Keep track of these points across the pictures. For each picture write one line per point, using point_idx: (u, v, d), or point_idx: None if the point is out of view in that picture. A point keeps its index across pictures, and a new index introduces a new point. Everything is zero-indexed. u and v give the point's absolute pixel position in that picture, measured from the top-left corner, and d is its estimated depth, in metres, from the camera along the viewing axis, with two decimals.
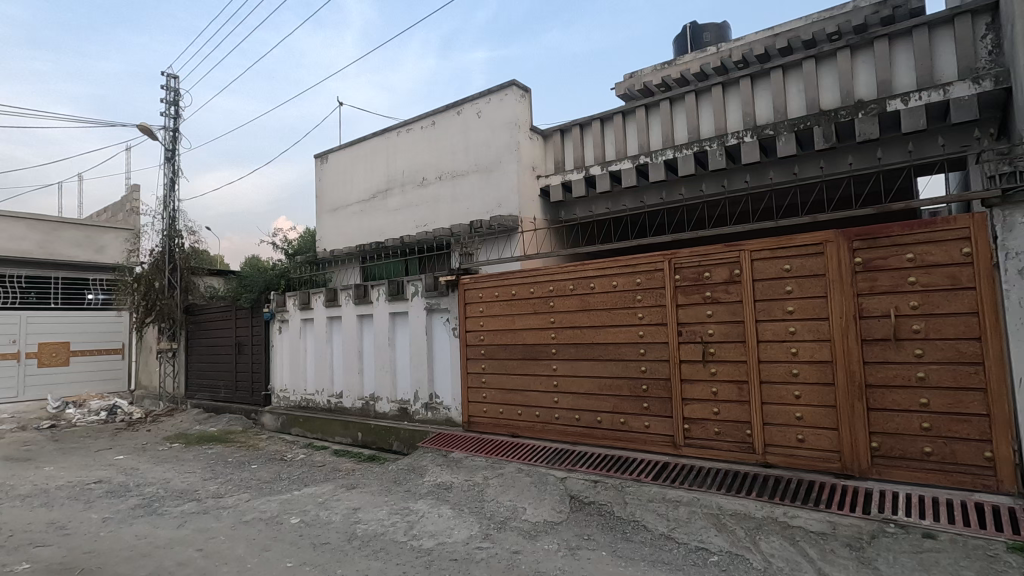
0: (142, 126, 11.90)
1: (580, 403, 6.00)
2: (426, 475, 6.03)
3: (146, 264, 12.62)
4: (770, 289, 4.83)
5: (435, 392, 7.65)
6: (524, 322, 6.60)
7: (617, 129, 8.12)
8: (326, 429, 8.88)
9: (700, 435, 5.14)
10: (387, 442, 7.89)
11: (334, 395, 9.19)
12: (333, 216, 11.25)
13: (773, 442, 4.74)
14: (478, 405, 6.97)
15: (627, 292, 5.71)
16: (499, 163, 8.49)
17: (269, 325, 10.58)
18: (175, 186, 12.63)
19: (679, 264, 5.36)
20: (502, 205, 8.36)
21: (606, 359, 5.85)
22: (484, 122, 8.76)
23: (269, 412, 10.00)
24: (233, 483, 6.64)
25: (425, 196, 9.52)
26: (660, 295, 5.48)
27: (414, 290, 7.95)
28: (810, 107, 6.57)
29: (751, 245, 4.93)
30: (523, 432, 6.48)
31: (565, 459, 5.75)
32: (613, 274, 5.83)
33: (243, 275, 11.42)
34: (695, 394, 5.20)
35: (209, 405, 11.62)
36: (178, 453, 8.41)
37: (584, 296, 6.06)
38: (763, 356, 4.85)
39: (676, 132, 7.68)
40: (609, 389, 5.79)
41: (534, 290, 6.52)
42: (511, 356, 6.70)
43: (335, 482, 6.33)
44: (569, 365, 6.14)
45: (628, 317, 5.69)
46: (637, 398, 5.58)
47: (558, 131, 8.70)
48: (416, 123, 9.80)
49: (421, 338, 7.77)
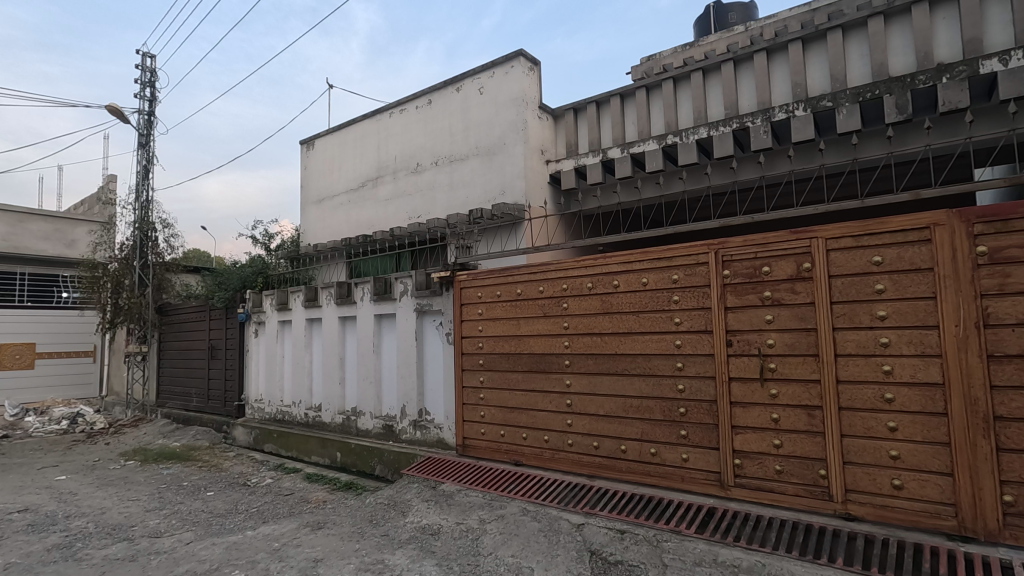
0: (111, 109, 10.85)
1: (599, 428, 4.90)
2: (409, 515, 4.89)
3: (115, 259, 11.51)
4: (853, 287, 3.73)
5: (425, 409, 6.53)
6: (530, 328, 5.50)
7: (639, 106, 7.06)
8: (302, 447, 7.78)
9: (755, 474, 4.04)
10: (368, 465, 6.77)
11: (313, 407, 8.08)
12: (319, 207, 10.17)
13: (856, 487, 3.64)
14: (474, 426, 5.87)
15: (660, 291, 4.61)
16: (502, 145, 7.43)
17: (244, 327, 9.49)
18: (149, 174, 11.58)
19: (728, 256, 4.27)
20: (506, 192, 7.30)
21: (632, 374, 4.74)
22: (487, 99, 7.71)
23: (240, 425, 8.89)
24: (179, 518, 5.51)
25: (419, 184, 8.47)
26: (703, 295, 4.37)
27: (404, 289, 6.87)
28: (877, 73, 5.49)
29: (827, 231, 3.83)
30: (529, 461, 5.38)
31: (580, 498, 4.62)
32: (642, 269, 4.73)
33: (217, 272, 10.30)
34: (750, 422, 4.10)
35: (179, 415, 10.50)
36: (129, 474, 7.28)
37: (605, 296, 4.96)
38: (842, 374, 3.74)
39: (709, 108, 6.61)
40: (636, 411, 4.69)
41: (544, 288, 5.42)
42: (515, 369, 5.59)
43: (299, 520, 5.19)
44: (586, 381, 5.03)
45: (662, 321, 4.59)
46: (673, 425, 4.48)
47: (571, 109, 7.66)
48: (411, 103, 8.75)
49: (410, 343, 6.69)
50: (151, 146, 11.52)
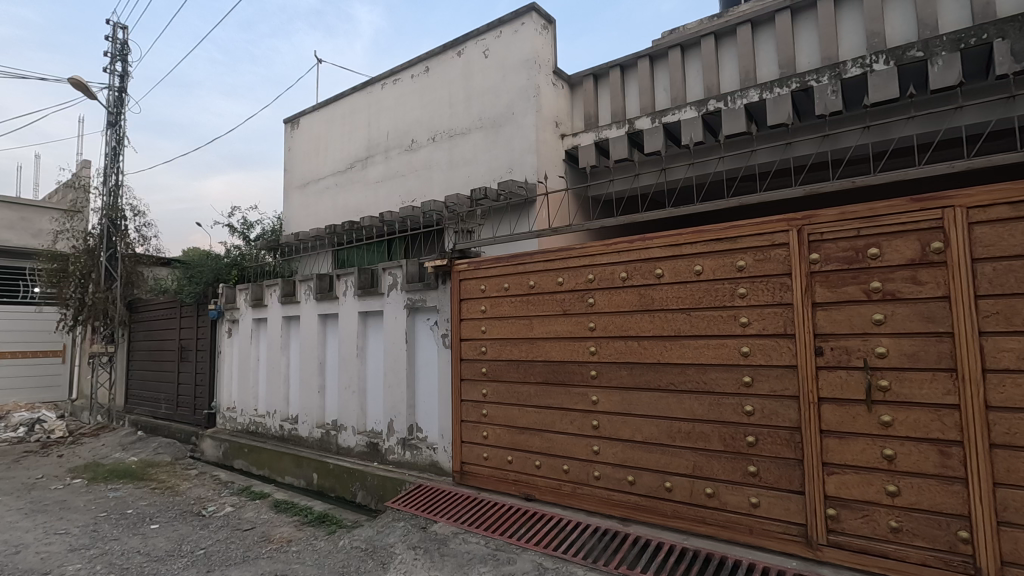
0: (75, 82, 9.80)
1: (635, 458, 3.82)
2: (390, 570, 3.78)
3: (79, 249, 10.43)
4: (1011, 275, 2.65)
5: (417, 425, 5.46)
6: (545, 329, 4.42)
7: (673, 69, 5.97)
8: (274, 465, 6.69)
9: (859, 531, 2.95)
10: (348, 492, 5.68)
11: (289, 419, 7.01)
12: (303, 192, 9.11)
13: (1017, 559, 2.56)
14: (475, 449, 4.80)
15: (720, 282, 3.53)
16: (510, 115, 6.37)
17: (216, 326, 8.43)
18: (119, 157, 10.50)
19: (817, 233, 3.19)
20: (515, 170, 6.24)
21: (680, 391, 3.66)
22: (492, 63, 6.64)
23: (209, 437, 7.82)
24: (106, 562, 4.40)
25: (414, 163, 7.40)
26: (782, 287, 3.29)
27: (392, 282, 5.79)
28: (981, 15, 4.40)
29: (971, 196, 2.75)
30: (543, 497, 4.30)
31: (614, 553, 3.52)
32: (696, 253, 3.64)
33: (189, 263, 9.22)
34: (850, 458, 3.01)
35: (146, 423, 9.41)
36: (68, 497, 6.18)
37: (643, 289, 3.88)
38: (993, 399, 2.66)
39: (759, 68, 5.53)
40: (685, 438, 3.60)
41: (563, 280, 4.34)
42: (526, 381, 4.51)
43: (252, 570, 4.08)
44: (618, 397, 3.95)
45: (722, 322, 3.51)
46: (737, 458, 3.40)
47: (590, 76, 6.60)
48: (406, 72, 7.68)
49: (400, 345, 5.61)
50: (121, 126, 10.46)
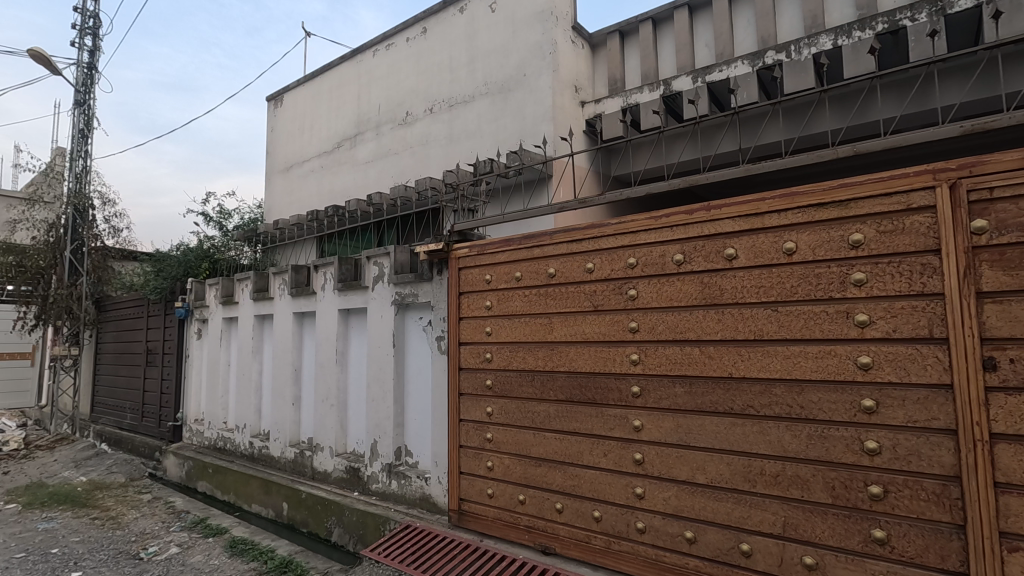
0: (38, 54, 8.81)
1: (697, 507, 2.78)
2: None
3: (38, 241, 9.36)
4: None
5: (405, 449, 4.46)
6: (569, 330, 3.39)
7: (717, 18, 4.96)
8: (240, 491, 5.66)
9: None
10: (322, 528, 4.65)
11: (260, 435, 5.99)
12: (286, 176, 8.11)
13: None
14: (477, 482, 3.77)
15: (824, 264, 2.50)
16: (521, 77, 5.36)
17: (183, 326, 7.43)
18: (87, 139, 9.50)
19: (984, 190, 2.15)
20: (526, 142, 5.24)
21: (763, 417, 2.62)
22: (500, 17, 5.63)
23: (172, 454, 6.81)
24: None
25: (409, 138, 6.40)
26: (926, 269, 2.26)
27: (378, 273, 4.79)
28: None
29: None
30: (565, 551, 3.26)
31: None
32: (786, 226, 2.61)
33: (158, 257, 8.22)
34: None
35: (109, 435, 8.40)
36: None
37: (707, 276, 2.85)
38: None
39: (828, 11, 4.50)
40: (771, 483, 2.56)
41: (593, 266, 3.32)
42: (543, 399, 3.48)
43: None
44: (670, 422, 2.92)
45: (829, 321, 2.48)
46: (856, 519, 2.35)
47: (617, 32, 5.59)
48: (401, 35, 6.69)
49: (386, 350, 4.59)
50: (90, 106, 9.45)
